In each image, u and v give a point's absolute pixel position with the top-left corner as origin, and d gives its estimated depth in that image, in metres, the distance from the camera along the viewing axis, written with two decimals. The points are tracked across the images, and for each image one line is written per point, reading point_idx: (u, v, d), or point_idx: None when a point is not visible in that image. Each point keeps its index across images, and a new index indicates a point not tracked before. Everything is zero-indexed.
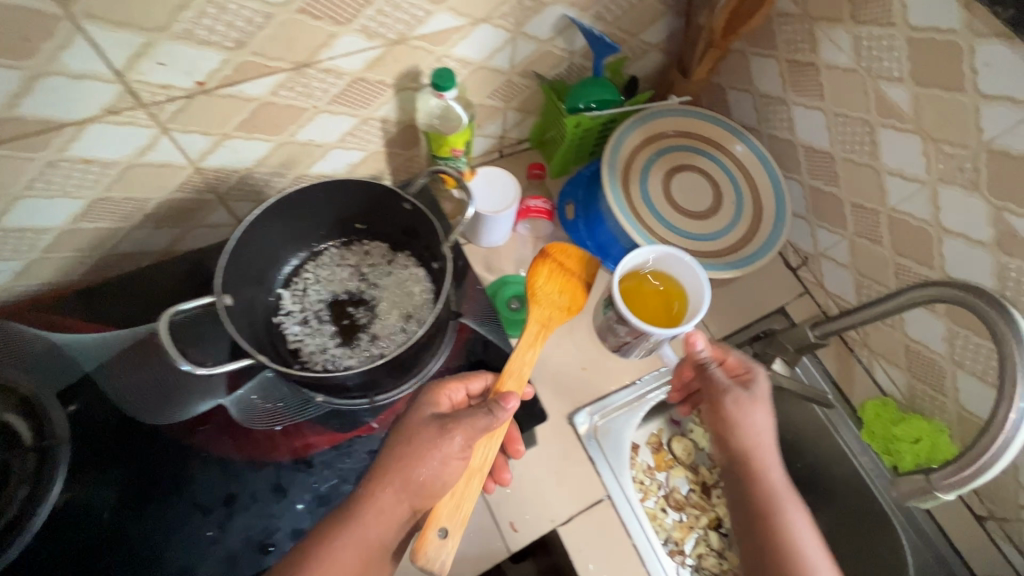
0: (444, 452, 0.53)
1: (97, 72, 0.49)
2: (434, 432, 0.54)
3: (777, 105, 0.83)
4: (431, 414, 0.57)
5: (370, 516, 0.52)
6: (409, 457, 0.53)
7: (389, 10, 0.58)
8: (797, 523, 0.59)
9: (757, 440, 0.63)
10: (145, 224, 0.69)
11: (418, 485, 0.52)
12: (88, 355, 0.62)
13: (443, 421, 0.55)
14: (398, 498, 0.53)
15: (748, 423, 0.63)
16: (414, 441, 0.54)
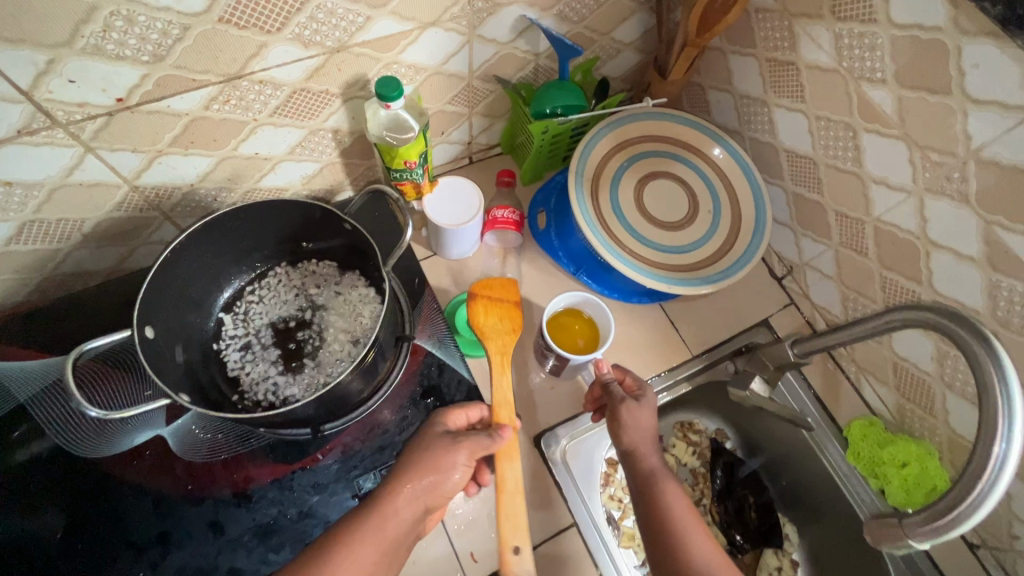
0: (456, 461, 0.53)
1: (1, 91, 0.46)
2: (449, 443, 0.53)
3: (757, 107, 0.78)
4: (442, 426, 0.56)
5: (380, 519, 0.49)
6: (424, 463, 0.52)
7: (323, 17, 0.54)
8: (679, 513, 0.59)
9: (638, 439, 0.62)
10: (86, 244, 0.66)
11: (434, 490, 0.51)
12: (23, 384, 0.59)
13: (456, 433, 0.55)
14: (412, 504, 0.50)
15: (630, 424, 0.63)
16: (430, 446, 0.53)
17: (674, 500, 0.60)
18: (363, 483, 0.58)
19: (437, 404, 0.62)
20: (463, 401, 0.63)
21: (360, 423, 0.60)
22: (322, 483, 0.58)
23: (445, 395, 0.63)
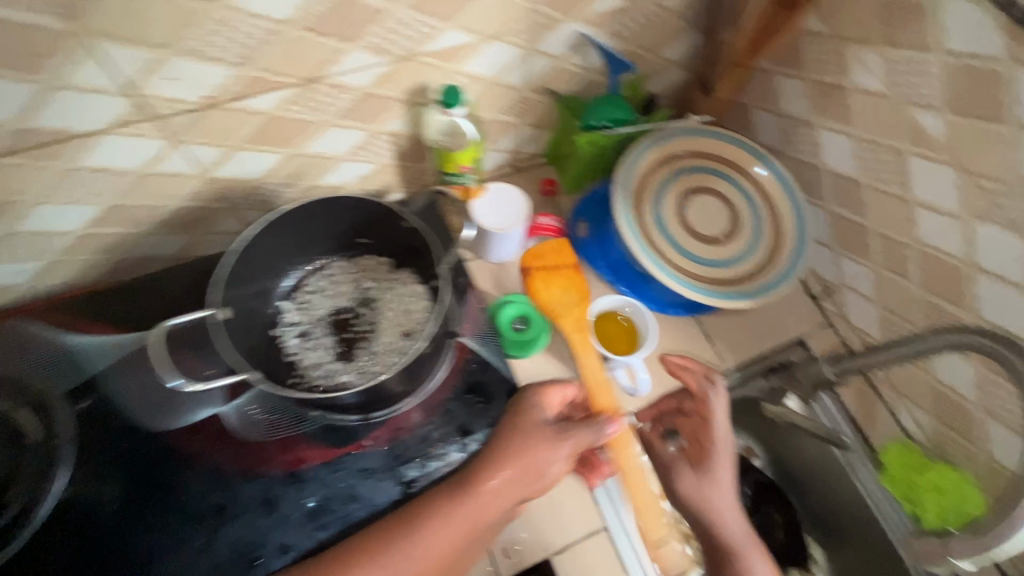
0: (559, 455, 0.57)
1: (108, 86, 0.50)
2: (555, 439, 0.58)
3: (802, 128, 0.80)
4: (545, 410, 0.60)
5: (477, 504, 0.54)
6: (527, 457, 0.56)
7: (396, 28, 0.57)
8: (755, 564, 0.61)
9: (712, 500, 0.63)
10: (158, 230, 0.70)
11: (539, 477, 0.56)
12: (94, 358, 0.63)
13: (559, 426, 0.59)
14: (508, 492, 0.55)
15: (709, 487, 0.63)
16: (535, 436, 0.57)
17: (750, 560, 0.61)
18: (407, 471, 0.60)
19: (481, 400, 0.65)
20: (505, 399, 0.65)
21: (407, 413, 0.63)
22: (370, 468, 0.60)
23: (489, 392, 0.65)
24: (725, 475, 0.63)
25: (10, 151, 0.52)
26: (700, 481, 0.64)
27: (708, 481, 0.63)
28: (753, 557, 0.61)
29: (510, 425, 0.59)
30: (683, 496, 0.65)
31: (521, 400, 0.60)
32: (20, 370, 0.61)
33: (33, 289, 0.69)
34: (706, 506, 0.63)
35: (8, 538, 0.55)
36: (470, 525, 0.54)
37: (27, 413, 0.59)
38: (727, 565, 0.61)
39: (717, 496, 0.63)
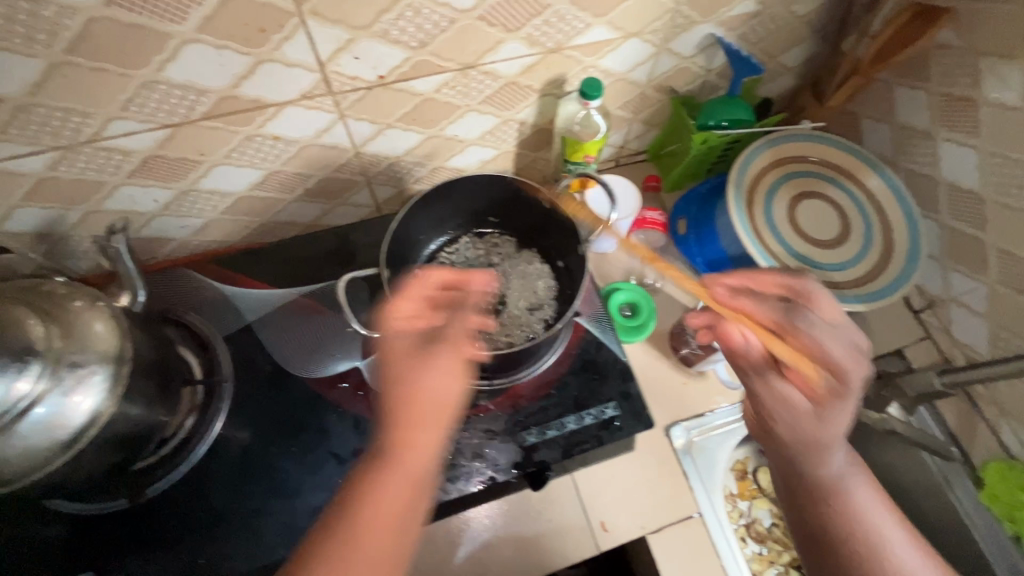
0: (472, 369, 0.51)
1: (306, 62, 0.56)
2: (423, 354, 0.51)
3: (920, 139, 0.80)
4: (403, 330, 0.52)
5: (408, 452, 0.47)
6: (414, 387, 0.49)
7: (554, 21, 0.61)
8: (892, 537, 0.55)
9: (830, 439, 0.55)
10: (303, 198, 0.76)
11: (436, 404, 0.49)
12: (250, 307, 0.70)
13: (433, 334, 0.52)
14: (426, 425, 0.49)
15: (827, 426, 0.55)
16: (404, 364, 0.50)
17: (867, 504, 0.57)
18: (526, 437, 0.65)
19: (595, 378, 0.68)
20: (618, 379, 0.68)
21: (526, 382, 0.68)
22: (493, 430, 0.65)
23: (602, 370, 0.69)
24: (849, 407, 0.54)
25: (213, 115, 0.58)
26: (815, 422, 0.55)
27: (836, 401, 0.54)
28: (859, 490, 0.58)
29: (397, 353, 0.52)
30: (785, 431, 0.58)
31: (381, 331, 0.53)
32: (186, 313, 0.69)
33: (189, 243, 0.76)
34: (817, 447, 0.56)
35: (179, 459, 0.62)
36: (418, 468, 0.47)
37: (196, 353, 0.67)
38: (832, 525, 0.57)
39: (832, 434, 0.55)
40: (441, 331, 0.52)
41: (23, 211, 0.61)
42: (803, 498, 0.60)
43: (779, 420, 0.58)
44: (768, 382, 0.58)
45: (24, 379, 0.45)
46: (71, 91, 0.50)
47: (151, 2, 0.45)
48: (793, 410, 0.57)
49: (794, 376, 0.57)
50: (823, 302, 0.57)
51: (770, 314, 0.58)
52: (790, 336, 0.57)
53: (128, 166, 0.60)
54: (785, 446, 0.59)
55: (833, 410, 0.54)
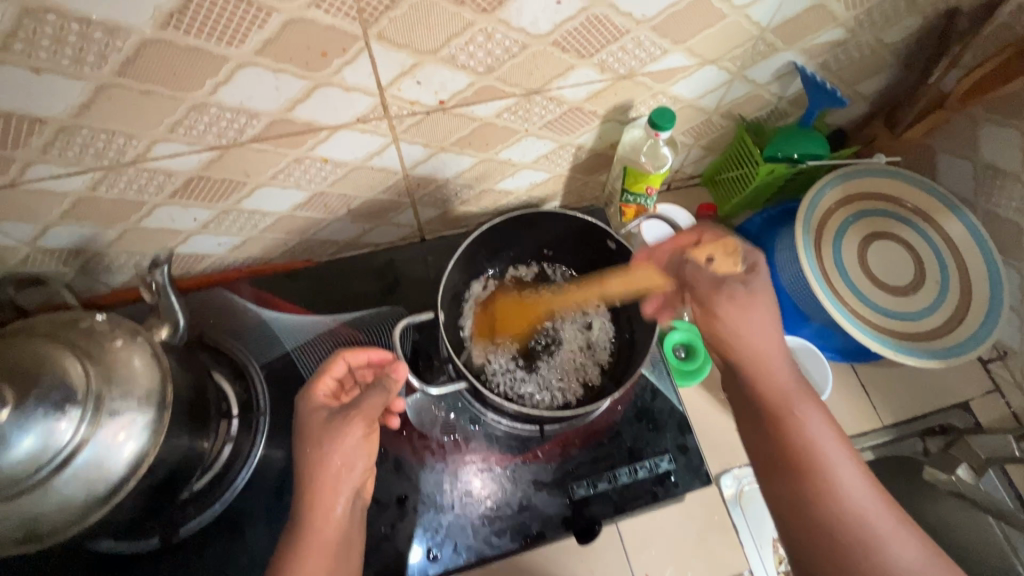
0: (354, 436, 0.54)
1: (365, 86, 0.51)
2: (333, 424, 0.54)
3: (1007, 182, 0.74)
4: (318, 407, 0.55)
5: (316, 517, 0.51)
6: (325, 456, 0.52)
7: (631, 47, 0.56)
8: (845, 478, 0.48)
9: (757, 335, 0.53)
10: (345, 218, 0.72)
11: (331, 472, 0.52)
12: (291, 334, 0.69)
13: (344, 411, 0.55)
14: (331, 493, 0.52)
15: (740, 312, 0.53)
16: (315, 436, 0.53)
17: (833, 450, 0.49)
18: (577, 489, 0.61)
19: (650, 428, 0.65)
20: (675, 430, 0.65)
21: (577, 430, 0.64)
22: (541, 481, 0.62)
23: (658, 420, 0.65)
24: (774, 325, 0.54)
25: (262, 138, 0.54)
26: (742, 309, 0.53)
27: (747, 303, 0.54)
28: (832, 443, 0.49)
29: (304, 417, 0.55)
30: (738, 343, 0.53)
31: (299, 410, 0.56)
32: (222, 338, 0.67)
33: (223, 259, 0.72)
34: (750, 352, 0.53)
35: (215, 493, 0.60)
36: (324, 526, 0.51)
37: (230, 380, 0.65)
38: (799, 455, 0.49)
39: (759, 340, 0.53)
40: (352, 404, 0.55)
41: (59, 229, 0.58)
42: (765, 429, 0.51)
43: (722, 311, 0.54)
44: (726, 301, 0.54)
45: (62, 427, 0.42)
46: (117, 113, 0.47)
47: (208, 25, 0.41)
48: (751, 326, 0.53)
49: (702, 267, 0.57)
50: (764, 239, 0.58)
51: (724, 259, 0.57)
52: (747, 272, 0.55)
53: (170, 186, 0.57)
54: (738, 350, 0.53)
55: (751, 308, 0.54)
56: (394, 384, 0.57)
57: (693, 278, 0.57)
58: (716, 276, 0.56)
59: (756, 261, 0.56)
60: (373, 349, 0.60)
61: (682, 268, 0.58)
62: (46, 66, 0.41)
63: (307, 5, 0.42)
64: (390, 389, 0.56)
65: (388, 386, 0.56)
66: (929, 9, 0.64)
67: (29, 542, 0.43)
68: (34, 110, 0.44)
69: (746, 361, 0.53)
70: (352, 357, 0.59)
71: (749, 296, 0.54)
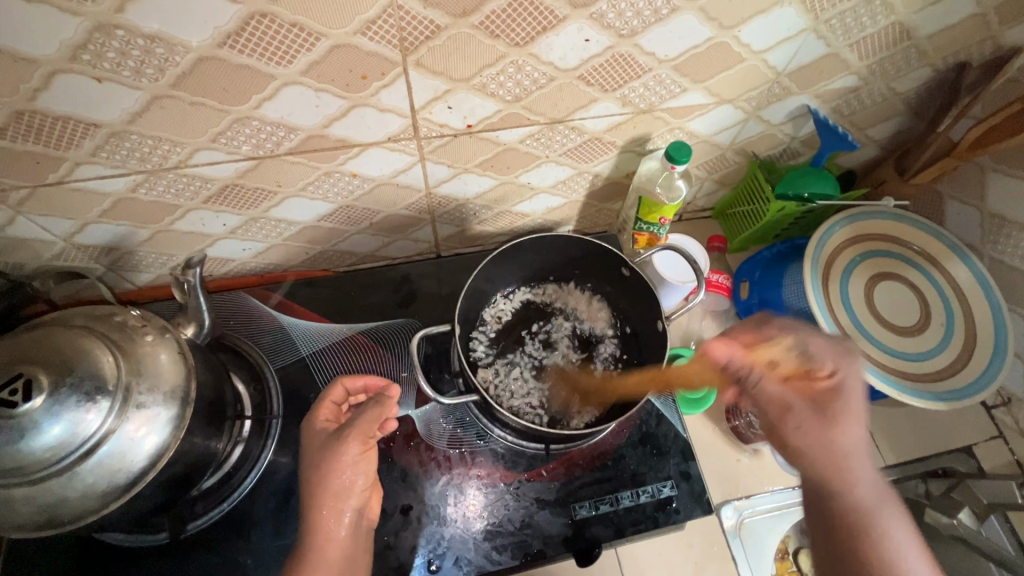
0: (349, 452, 0.55)
1: (399, 107, 0.54)
2: (330, 445, 0.55)
3: (1012, 229, 0.76)
4: (319, 429, 0.58)
5: (319, 537, 0.52)
6: (326, 474, 0.54)
7: (652, 84, 0.59)
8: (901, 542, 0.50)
9: (838, 441, 0.53)
10: (366, 231, 0.75)
11: (332, 488, 0.54)
12: (307, 340, 0.71)
13: (339, 430, 0.56)
14: (331, 510, 0.53)
15: (834, 425, 0.54)
16: (316, 455, 0.55)
17: (896, 529, 0.50)
18: (579, 509, 0.62)
19: (654, 452, 0.66)
20: (678, 456, 0.66)
21: (582, 450, 0.65)
22: (545, 499, 0.62)
23: (661, 446, 0.66)
24: (863, 431, 0.54)
25: (298, 151, 0.57)
26: (821, 422, 0.54)
27: (829, 416, 0.54)
28: (894, 517, 0.51)
29: (310, 438, 0.57)
30: (795, 442, 0.54)
31: (302, 433, 0.58)
32: (241, 341, 0.69)
33: (247, 265, 0.74)
34: (835, 457, 0.52)
35: (225, 492, 0.62)
36: (329, 544, 0.52)
37: (247, 382, 0.66)
38: (862, 548, 0.50)
39: (850, 443, 0.53)
40: (348, 424, 0.56)
41: (96, 226, 0.61)
42: (842, 540, 0.51)
43: (791, 436, 0.55)
44: (799, 420, 0.55)
45: (91, 416, 0.44)
46: (167, 122, 0.49)
47: (261, 45, 0.44)
48: (838, 438, 0.53)
49: (736, 357, 0.58)
50: (776, 342, 0.58)
51: (796, 363, 0.57)
52: (821, 385, 0.56)
53: (205, 192, 0.59)
54: (784, 435, 0.56)
55: (857, 418, 0.54)
56: (388, 400, 0.57)
57: (765, 392, 0.57)
58: (783, 384, 0.56)
59: (824, 368, 0.56)
60: (369, 374, 0.61)
61: (756, 384, 0.57)
62: (109, 75, 0.44)
63: (354, 33, 0.45)
64: (383, 404, 0.56)
65: (381, 402, 0.56)
66: (938, 62, 0.67)
67: (48, 527, 0.44)
68: (91, 115, 0.47)
69: (811, 470, 0.53)
70: (350, 383, 0.60)
71: (831, 409, 0.54)
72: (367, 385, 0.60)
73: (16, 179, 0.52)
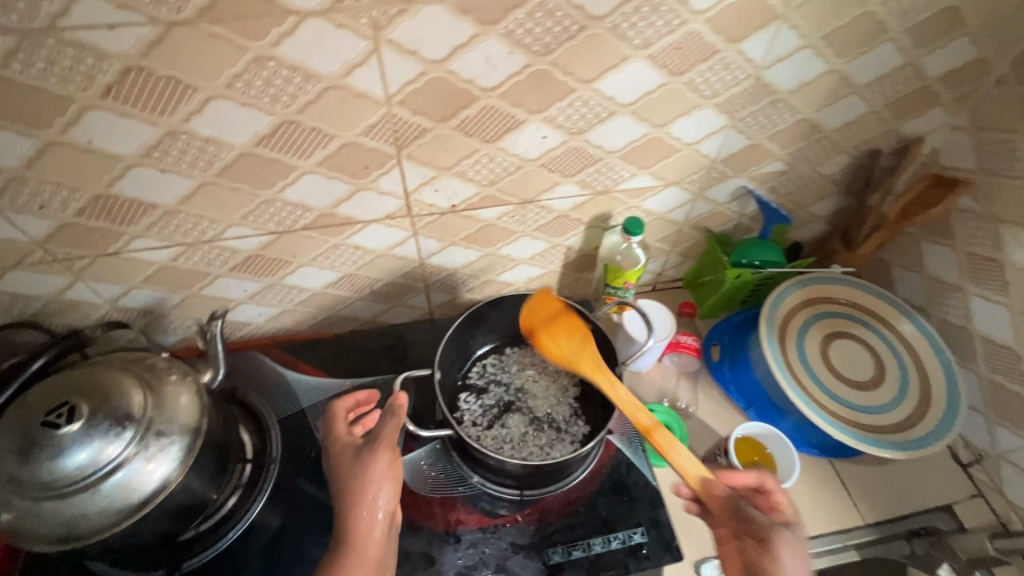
0: (380, 464, 0.61)
1: (395, 191, 0.67)
2: (364, 458, 0.62)
3: (951, 292, 0.83)
4: (344, 445, 0.65)
5: (360, 538, 0.58)
6: (360, 482, 0.60)
7: (604, 171, 0.72)
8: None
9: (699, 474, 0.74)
10: (367, 297, 0.85)
11: (364, 497, 0.59)
12: (308, 395, 0.78)
13: (363, 446, 0.63)
14: (368, 513, 0.59)
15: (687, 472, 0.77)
16: (345, 471, 0.62)
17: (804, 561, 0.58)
18: (552, 555, 0.65)
19: (625, 500, 0.69)
20: (648, 503, 0.69)
21: (555, 497, 0.69)
22: (518, 543, 0.65)
23: (632, 493, 0.70)
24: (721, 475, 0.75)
25: (311, 227, 0.69)
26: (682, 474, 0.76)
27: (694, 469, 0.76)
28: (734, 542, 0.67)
29: (342, 453, 0.64)
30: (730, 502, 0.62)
31: (329, 451, 0.65)
32: (250, 395, 0.77)
33: (261, 328, 0.84)
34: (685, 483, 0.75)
35: (220, 533, 0.66)
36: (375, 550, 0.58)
37: (251, 432, 0.73)
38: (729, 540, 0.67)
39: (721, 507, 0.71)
40: (372, 438, 0.63)
41: (138, 291, 0.72)
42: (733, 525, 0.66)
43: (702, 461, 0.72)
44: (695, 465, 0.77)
45: (116, 442, 0.51)
46: (209, 204, 0.62)
47: (288, 145, 0.58)
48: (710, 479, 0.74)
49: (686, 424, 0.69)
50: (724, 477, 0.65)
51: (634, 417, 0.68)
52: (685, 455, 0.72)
53: (231, 262, 0.71)
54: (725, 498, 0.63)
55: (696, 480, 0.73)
56: (400, 407, 0.62)
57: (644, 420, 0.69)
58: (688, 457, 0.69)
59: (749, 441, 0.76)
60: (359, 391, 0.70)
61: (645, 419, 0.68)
62: (170, 167, 0.57)
63: (359, 134, 0.58)
64: (397, 413, 0.62)
65: (395, 410, 0.62)
66: (852, 149, 0.79)
67: (68, 541, 0.50)
68: (152, 199, 0.60)
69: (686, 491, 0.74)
70: (344, 401, 0.69)
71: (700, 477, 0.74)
72: (359, 400, 0.69)
73: (82, 251, 0.64)
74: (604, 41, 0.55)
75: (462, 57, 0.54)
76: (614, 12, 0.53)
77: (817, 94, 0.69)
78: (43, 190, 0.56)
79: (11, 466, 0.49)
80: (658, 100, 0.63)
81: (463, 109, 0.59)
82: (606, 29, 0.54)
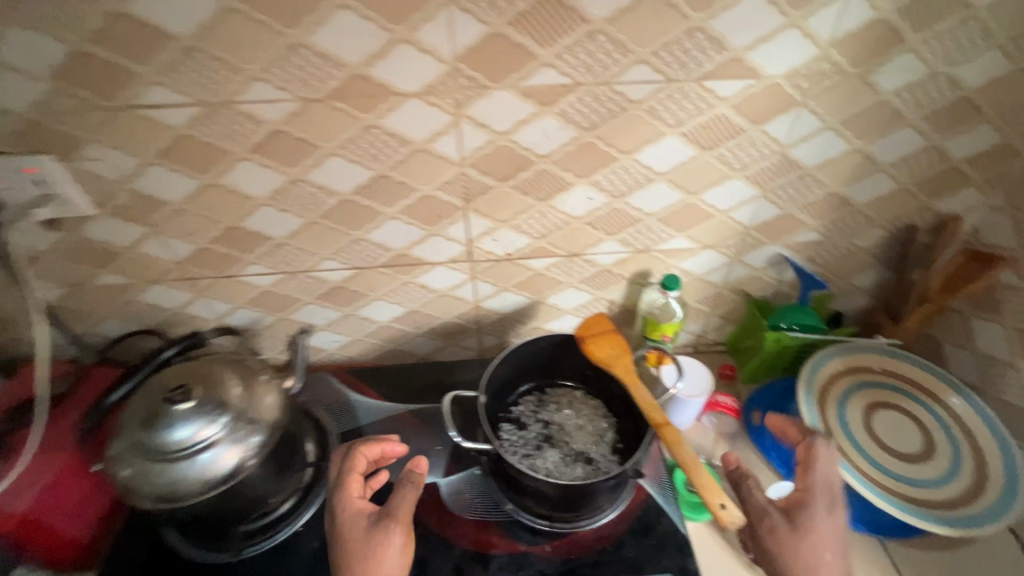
0: (394, 540, 0.62)
1: (460, 238, 0.79)
2: (375, 533, 0.62)
3: (1005, 370, 0.82)
4: (356, 514, 0.65)
5: None
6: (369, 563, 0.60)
7: (643, 231, 0.81)
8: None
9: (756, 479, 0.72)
10: (426, 334, 0.95)
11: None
12: (367, 414, 0.87)
13: (376, 517, 0.64)
14: None
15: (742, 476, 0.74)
16: (350, 545, 0.62)
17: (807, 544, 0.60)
18: None
19: (653, 544, 0.70)
20: (677, 550, 0.70)
21: (585, 533, 0.71)
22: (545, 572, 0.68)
23: (661, 538, 0.71)
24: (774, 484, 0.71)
25: (387, 265, 0.81)
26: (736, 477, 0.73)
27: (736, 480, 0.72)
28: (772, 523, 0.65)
29: (355, 513, 0.65)
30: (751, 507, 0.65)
31: (337, 516, 0.65)
32: (317, 409, 0.87)
33: (333, 355, 0.96)
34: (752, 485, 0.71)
35: (276, 528, 0.72)
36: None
37: (314, 442, 0.81)
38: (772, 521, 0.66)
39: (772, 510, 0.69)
40: (386, 511, 0.64)
41: (242, 311, 0.86)
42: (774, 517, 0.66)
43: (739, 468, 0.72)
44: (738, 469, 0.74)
45: (214, 424, 0.62)
46: (311, 239, 0.76)
47: (379, 195, 0.72)
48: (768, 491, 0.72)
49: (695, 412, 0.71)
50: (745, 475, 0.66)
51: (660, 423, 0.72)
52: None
53: (319, 291, 0.84)
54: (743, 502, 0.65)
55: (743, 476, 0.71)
56: (418, 478, 0.66)
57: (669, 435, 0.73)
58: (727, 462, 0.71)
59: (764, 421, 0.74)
60: (384, 442, 0.73)
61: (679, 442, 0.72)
62: (288, 209, 0.72)
63: (436, 188, 0.72)
64: (416, 482, 0.66)
65: (415, 479, 0.66)
66: (887, 224, 0.84)
67: (165, 502, 0.59)
68: (270, 233, 0.75)
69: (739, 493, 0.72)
70: (367, 450, 0.72)
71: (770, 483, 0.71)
72: (382, 451, 0.72)
73: (209, 272, 0.79)
74: (642, 120, 0.67)
75: (524, 130, 0.66)
76: (650, 97, 0.64)
77: (843, 170, 0.76)
78: (194, 221, 0.72)
79: (134, 432, 0.61)
80: (691, 171, 0.73)
81: (521, 172, 0.71)
82: (644, 111, 0.66)
